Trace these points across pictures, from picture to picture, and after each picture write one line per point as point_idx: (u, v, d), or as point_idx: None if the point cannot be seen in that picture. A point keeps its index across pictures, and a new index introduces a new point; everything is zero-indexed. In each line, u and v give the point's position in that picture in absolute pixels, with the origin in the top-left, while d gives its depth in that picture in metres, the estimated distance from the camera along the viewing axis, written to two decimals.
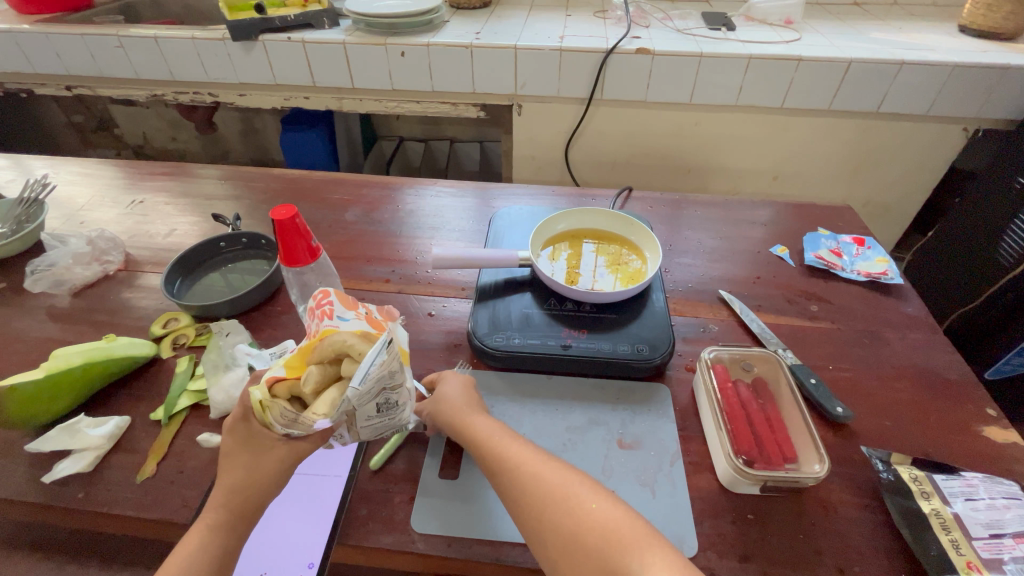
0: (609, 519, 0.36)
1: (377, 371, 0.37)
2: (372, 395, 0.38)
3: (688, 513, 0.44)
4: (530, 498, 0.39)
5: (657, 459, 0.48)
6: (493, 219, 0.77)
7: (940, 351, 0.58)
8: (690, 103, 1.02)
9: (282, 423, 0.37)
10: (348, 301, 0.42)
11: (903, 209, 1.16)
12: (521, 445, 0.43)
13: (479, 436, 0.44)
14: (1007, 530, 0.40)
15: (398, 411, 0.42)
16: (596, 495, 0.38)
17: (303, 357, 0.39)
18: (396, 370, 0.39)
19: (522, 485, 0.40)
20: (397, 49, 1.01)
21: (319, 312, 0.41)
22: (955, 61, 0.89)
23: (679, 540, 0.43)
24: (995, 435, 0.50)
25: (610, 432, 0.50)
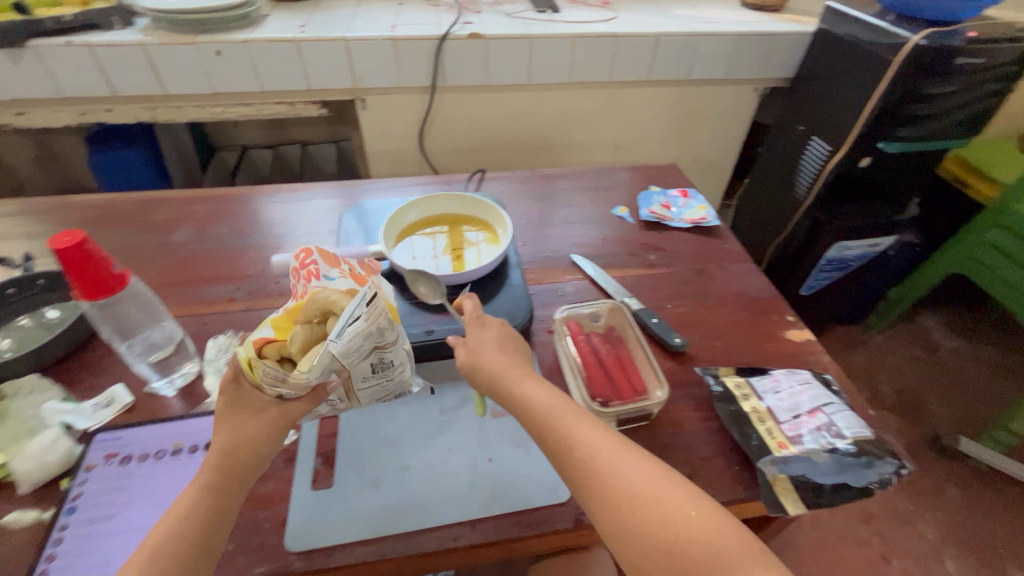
0: (708, 530, 0.35)
1: (360, 324, 0.38)
2: (360, 350, 0.39)
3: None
4: (616, 500, 0.37)
5: None
6: (346, 218, 0.74)
7: (752, 276, 0.69)
8: (529, 84, 1.06)
9: (268, 381, 0.38)
10: (330, 257, 0.43)
11: (724, 163, 1.34)
12: (593, 426, 0.41)
13: (553, 418, 0.41)
14: (803, 409, 0.49)
15: (390, 369, 0.43)
16: (693, 500, 0.37)
17: (292, 317, 0.39)
18: (380, 328, 0.40)
19: (602, 481, 0.38)
20: (210, 48, 0.91)
21: (305, 271, 0.42)
22: (738, 31, 1.04)
23: (555, 487, 0.46)
24: (795, 336, 0.60)
25: (482, 405, 0.52)
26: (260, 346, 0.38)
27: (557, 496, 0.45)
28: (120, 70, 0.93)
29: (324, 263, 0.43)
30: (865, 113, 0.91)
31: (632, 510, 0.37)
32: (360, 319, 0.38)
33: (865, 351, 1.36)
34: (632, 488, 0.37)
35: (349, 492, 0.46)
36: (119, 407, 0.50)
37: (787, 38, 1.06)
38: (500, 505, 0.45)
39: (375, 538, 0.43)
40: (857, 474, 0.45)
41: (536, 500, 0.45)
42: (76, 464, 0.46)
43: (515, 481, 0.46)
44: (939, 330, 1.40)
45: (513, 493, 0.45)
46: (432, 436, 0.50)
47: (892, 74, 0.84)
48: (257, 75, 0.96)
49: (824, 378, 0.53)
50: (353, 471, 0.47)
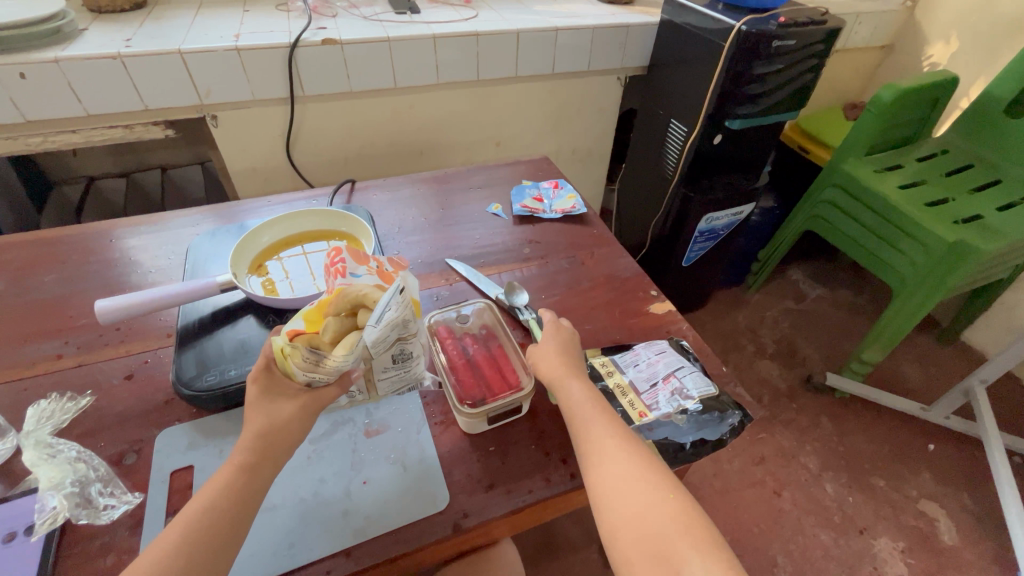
0: (676, 518, 0.39)
1: (392, 315, 0.41)
2: (387, 341, 0.43)
3: (438, 469, 0.47)
4: (612, 477, 0.42)
5: (404, 432, 0.50)
6: (197, 248, 0.68)
7: (620, 257, 0.73)
8: (397, 87, 1.04)
9: (301, 369, 0.41)
10: (358, 255, 0.45)
11: (602, 150, 1.40)
12: (605, 413, 0.46)
13: (572, 406, 0.47)
14: (660, 377, 0.52)
15: (409, 361, 0.47)
16: (673, 489, 0.41)
17: (322, 310, 0.42)
18: (408, 320, 0.43)
19: (606, 461, 0.43)
20: (11, 70, 0.79)
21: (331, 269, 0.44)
22: (592, 25, 1.09)
23: (433, 497, 0.45)
24: (658, 309, 0.64)
25: (356, 426, 0.51)
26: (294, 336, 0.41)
27: (435, 505, 0.45)
28: None
29: (352, 261, 0.44)
30: (709, 93, 0.99)
31: (627, 487, 0.41)
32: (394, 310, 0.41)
33: (746, 309, 1.50)
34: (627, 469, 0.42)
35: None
36: None
37: (638, 29, 1.13)
38: (376, 528, 0.43)
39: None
40: (713, 428, 0.49)
41: (413, 514, 0.44)
42: None
43: (391, 500, 0.45)
44: (804, 282, 1.58)
45: (389, 513, 0.44)
46: (301, 469, 0.47)
47: (726, 55, 0.93)
48: (78, 98, 0.85)
49: (679, 346, 0.57)
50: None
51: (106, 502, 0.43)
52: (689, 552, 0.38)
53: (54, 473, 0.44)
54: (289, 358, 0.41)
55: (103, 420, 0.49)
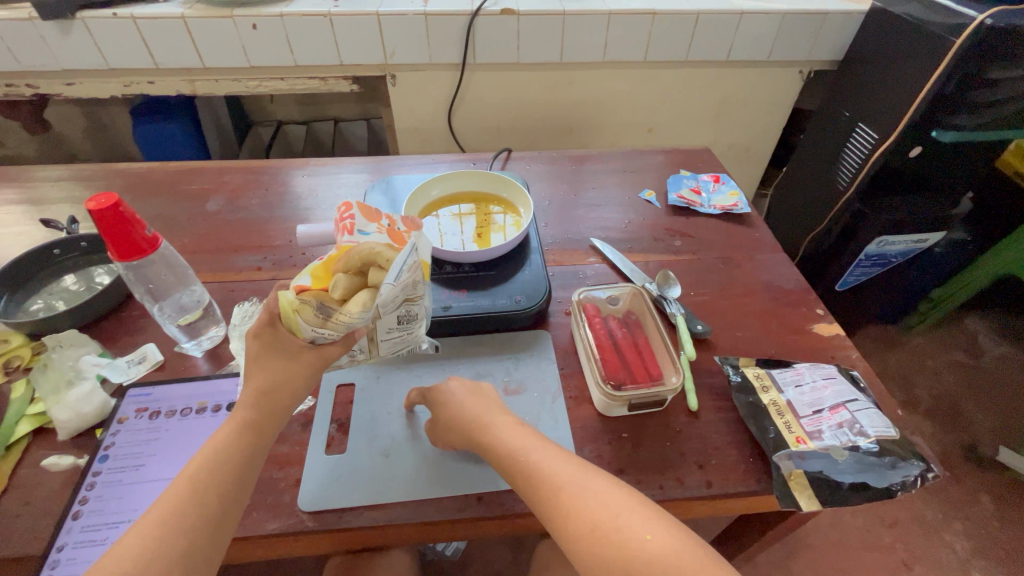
0: (666, 550, 0.35)
1: (406, 275, 0.39)
2: (397, 302, 0.40)
3: (569, 441, 0.48)
4: (591, 527, 0.37)
5: (539, 399, 0.51)
6: (369, 192, 0.75)
7: (782, 267, 0.66)
8: (562, 62, 1.04)
9: (310, 325, 0.39)
10: (371, 211, 0.43)
11: (761, 149, 1.28)
12: (556, 457, 0.42)
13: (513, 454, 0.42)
14: (825, 405, 0.47)
15: (413, 323, 0.44)
16: (648, 525, 0.36)
17: (329, 266, 0.40)
18: (416, 281, 0.41)
19: (574, 510, 0.38)
20: (246, 22, 0.93)
21: (341, 225, 0.42)
22: (784, 9, 0.98)
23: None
24: (823, 330, 0.58)
25: (495, 382, 0.53)
26: (302, 292, 0.39)
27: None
28: (162, 43, 0.95)
29: (362, 218, 0.42)
30: (918, 99, 0.85)
31: (599, 532, 0.37)
32: (405, 271, 0.38)
33: (902, 352, 1.29)
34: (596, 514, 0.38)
35: (361, 458, 0.47)
36: (151, 365, 0.53)
37: (838, 17, 1.00)
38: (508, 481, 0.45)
39: (387, 503, 0.44)
40: (879, 473, 0.43)
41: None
42: (110, 416, 0.49)
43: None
44: (985, 334, 1.33)
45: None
46: None
47: (953, 55, 0.78)
48: (291, 50, 0.97)
49: (850, 374, 0.51)
50: (368, 438, 0.48)
51: None
52: None
53: None
54: (297, 315, 0.39)
55: None
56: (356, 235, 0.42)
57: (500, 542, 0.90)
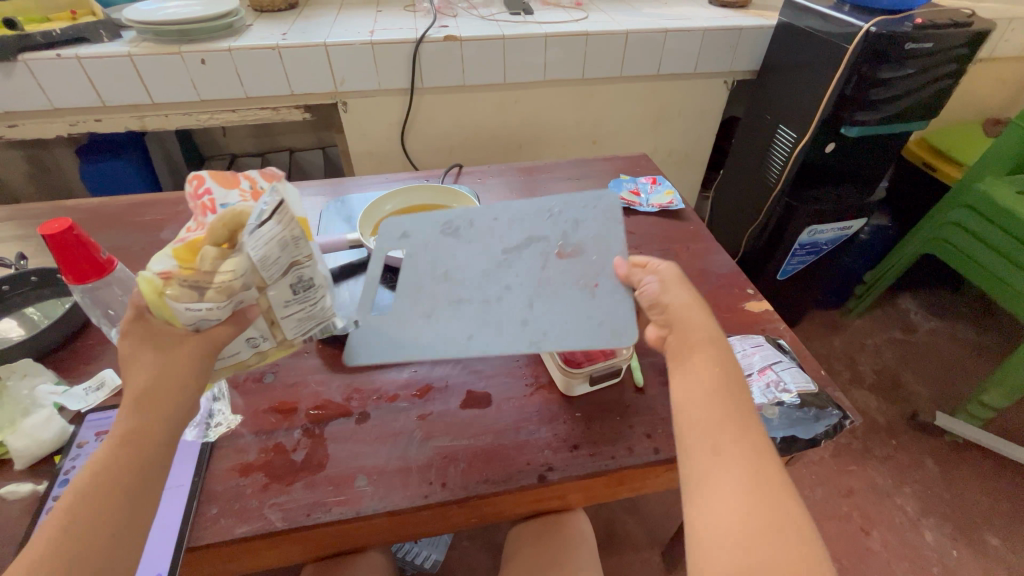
0: (727, 443, 0.39)
1: (274, 230, 0.38)
2: (278, 263, 0.39)
3: (628, 314, 0.45)
4: (706, 395, 0.42)
5: (597, 260, 0.50)
6: (324, 212, 0.77)
7: (715, 254, 0.72)
8: (506, 82, 1.10)
9: (181, 303, 0.37)
10: (225, 181, 0.41)
11: (699, 155, 1.38)
12: (748, 434, 0.39)
13: (718, 402, 0.41)
14: (754, 368, 0.52)
15: (312, 291, 0.43)
16: (734, 425, 0.40)
17: (192, 245, 0.37)
18: (292, 238, 0.40)
19: (700, 379, 0.43)
20: (195, 57, 0.95)
21: (200, 204, 0.40)
22: (703, 27, 1.08)
23: (618, 334, 0.44)
24: (754, 307, 0.64)
25: (549, 246, 0.51)
26: (167, 274, 0.37)
27: (623, 342, 0.43)
28: (107, 80, 0.96)
29: (219, 190, 0.41)
30: (826, 99, 0.94)
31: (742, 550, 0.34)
32: (267, 221, 0.38)
33: (845, 334, 1.39)
34: (747, 530, 0.35)
35: (392, 333, 0.47)
36: (110, 390, 0.53)
37: (751, 32, 1.11)
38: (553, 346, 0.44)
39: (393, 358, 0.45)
40: (806, 426, 0.48)
41: (600, 342, 0.43)
42: (68, 442, 0.49)
43: (584, 320, 0.45)
44: (917, 311, 1.44)
45: (572, 332, 0.45)
46: (493, 273, 0.50)
47: (849, 59, 0.87)
48: (242, 82, 1.00)
49: (776, 342, 0.56)
50: (405, 308, 0.48)
51: (217, 421, 0.50)
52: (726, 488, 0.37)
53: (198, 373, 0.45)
54: (165, 298, 0.37)
55: None
56: (218, 209, 0.40)
57: (480, 548, 0.91)
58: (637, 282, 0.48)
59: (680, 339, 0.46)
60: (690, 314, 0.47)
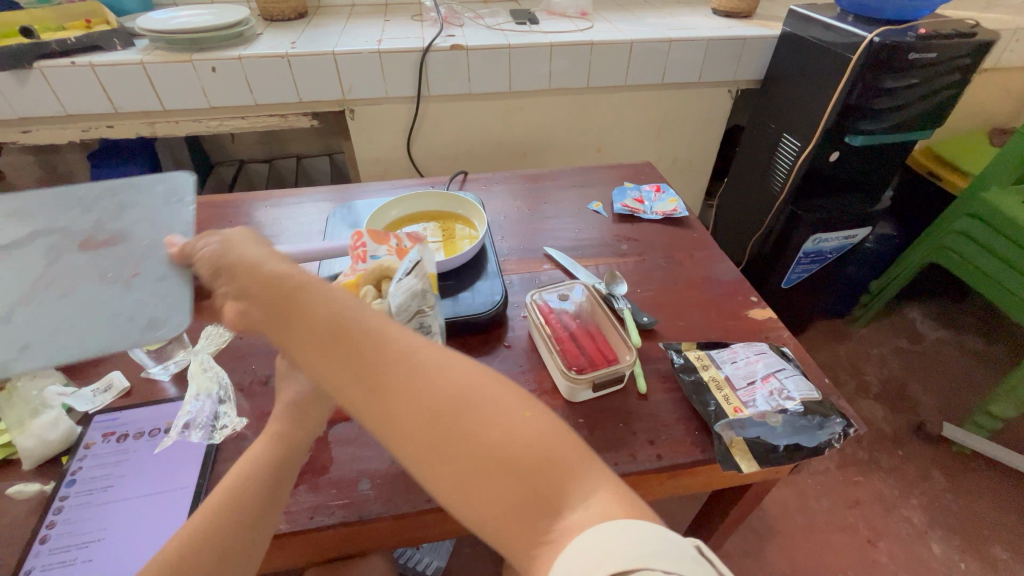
0: (441, 389, 0.34)
1: (411, 283, 0.46)
2: (408, 311, 0.46)
3: (177, 298, 0.43)
4: (379, 351, 0.35)
5: (48, 291, 0.43)
6: (331, 218, 0.78)
7: (719, 261, 0.72)
8: (511, 91, 1.11)
9: None
10: (379, 237, 0.53)
11: (703, 163, 1.38)
12: (415, 359, 0.35)
13: (370, 344, 0.36)
14: (758, 376, 0.52)
15: (430, 337, 0.48)
16: (434, 364, 0.35)
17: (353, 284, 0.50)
18: (424, 291, 0.46)
19: (364, 335, 0.36)
20: (206, 65, 0.96)
21: (356, 253, 0.53)
22: (707, 37, 1.09)
23: (160, 323, 0.41)
24: (758, 315, 0.64)
25: (72, 260, 0.46)
26: None
27: (158, 334, 0.40)
28: (120, 87, 0.98)
29: (373, 244, 0.53)
30: (830, 108, 0.94)
31: (494, 479, 0.32)
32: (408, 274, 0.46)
33: (850, 343, 1.38)
34: (483, 460, 0.32)
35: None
36: (118, 392, 0.53)
37: (755, 42, 1.11)
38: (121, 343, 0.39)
39: (87, 351, 0.39)
40: (810, 435, 0.48)
41: (180, 320, 0.41)
42: (76, 443, 0.49)
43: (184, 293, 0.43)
44: (923, 321, 1.43)
45: (86, 336, 0.40)
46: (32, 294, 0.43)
47: (853, 68, 0.87)
48: (251, 90, 1.01)
49: (780, 350, 0.56)
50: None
51: (223, 422, 0.50)
52: (460, 440, 0.33)
53: (200, 384, 0.51)
54: None
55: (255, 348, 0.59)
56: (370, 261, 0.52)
57: (481, 555, 0.91)
58: (191, 253, 0.43)
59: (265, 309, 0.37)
60: (244, 269, 0.39)
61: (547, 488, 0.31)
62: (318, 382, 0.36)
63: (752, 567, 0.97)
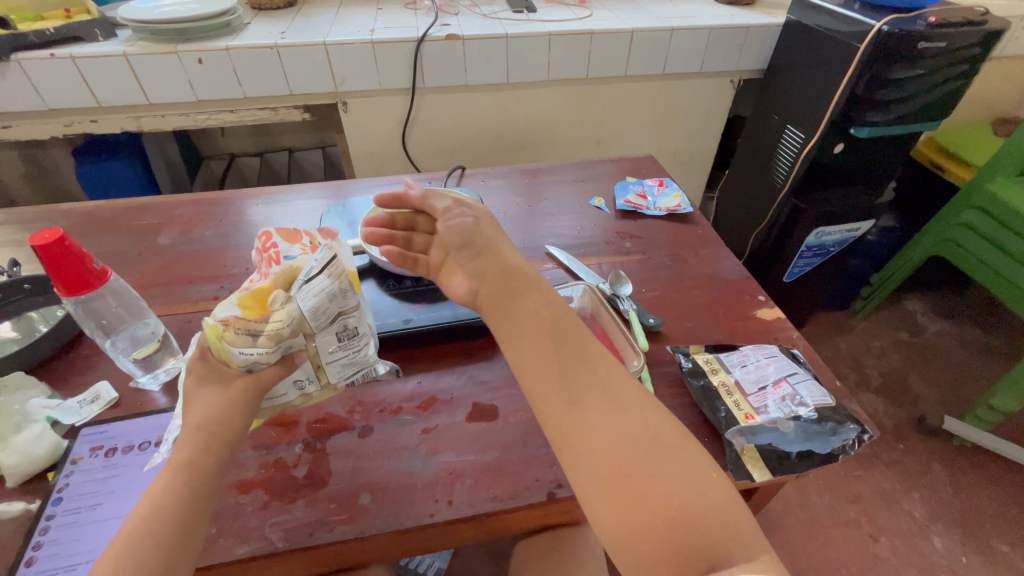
0: (648, 422, 0.37)
1: (325, 284, 0.40)
2: (326, 312, 0.42)
3: None
4: (592, 368, 0.40)
5: None
6: (325, 215, 0.76)
7: (724, 259, 0.70)
8: (509, 82, 1.08)
9: (238, 347, 0.40)
10: (291, 234, 0.43)
11: (703, 155, 1.36)
12: (620, 395, 0.39)
13: (580, 369, 0.40)
14: (769, 381, 0.51)
15: (356, 340, 0.45)
16: (637, 397, 0.39)
17: (255, 294, 0.40)
18: (341, 292, 0.42)
19: (582, 352, 0.41)
20: (192, 57, 0.93)
21: (265, 256, 0.42)
22: (710, 25, 1.06)
23: None
24: (765, 314, 0.62)
25: None
26: (227, 320, 0.39)
27: None
28: (102, 79, 0.94)
29: (284, 242, 0.42)
30: (835, 99, 0.92)
31: (643, 508, 0.34)
32: (319, 275, 0.40)
33: (851, 335, 1.37)
34: (652, 502, 0.34)
35: None
36: (105, 403, 0.51)
37: (759, 30, 1.09)
38: None
39: None
40: (823, 440, 0.47)
41: None
42: (62, 458, 0.47)
43: None
44: (923, 313, 1.42)
45: None
46: None
47: (860, 58, 0.85)
48: (240, 82, 0.98)
49: (790, 352, 0.55)
50: None
51: None
52: (644, 472, 0.35)
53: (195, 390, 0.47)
54: (226, 341, 0.40)
55: None
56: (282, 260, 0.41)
57: (482, 555, 0.90)
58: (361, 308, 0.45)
59: (504, 300, 0.45)
60: (489, 258, 0.48)
61: (708, 543, 0.33)
62: (521, 376, 0.41)
63: None
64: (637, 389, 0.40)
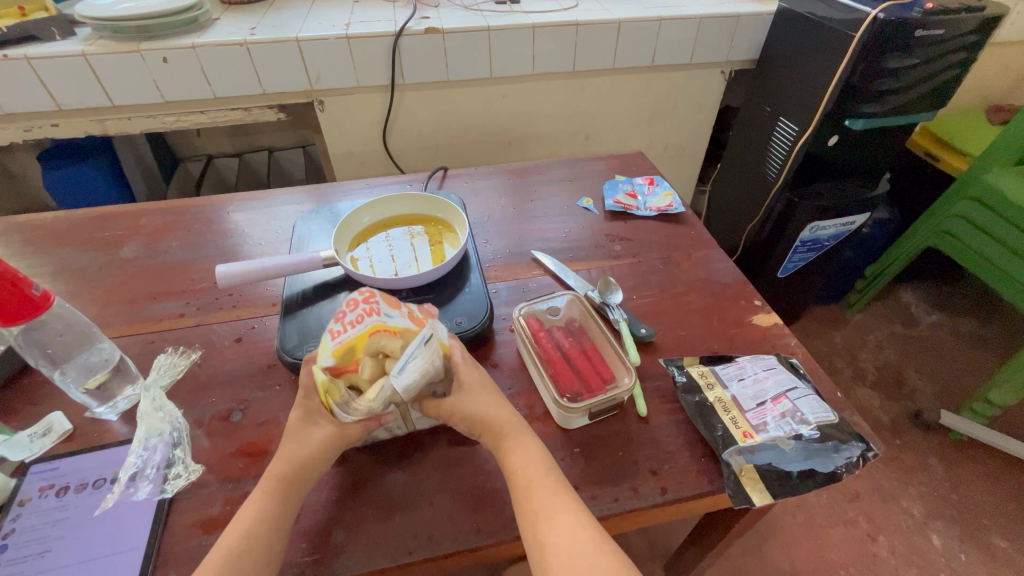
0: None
1: (416, 365, 0.40)
2: (416, 386, 0.42)
3: None
4: (550, 516, 0.38)
5: None
6: (298, 223, 0.72)
7: (719, 261, 0.67)
8: (492, 77, 1.04)
9: (337, 408, 0.42)
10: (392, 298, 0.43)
11: (694, 148, 1.33)
12: (578, 546, 0.37)
13: (541, 501, 0.39)
14: (767, 396, 0.48)
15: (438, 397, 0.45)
16: (593, 546, 0.37)
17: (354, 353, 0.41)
18: (436, 365, 0.43)
19: (544, 498, 0.39)
20: (156, 56, 0.88)
21: (363, 309, 0.41)
22: (700, 14, 1.02)
23: None
24: (763, 321, 0.59)
25: None
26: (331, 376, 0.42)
27: None
28: (61, 81, 0.89)
29: (385, 304, 0.42)
30: (829, 91, 0.89)
31: None
32: (414, 360, 0.40)
33: (846, 329, 1.35)
34: None
35: None
36: (59, 436, 0.48)
37: (750, 19, 1.05)
38: None
39: None
40: (824, 458, 0.44)
41: None
42: (9, 499, 0.44)
43: None
44: (918, 305, 1.40)
45: None
46: None
47: (855, 48, 0.82)
48: (208, 82, 0.93)
49: (788, 363, 0.52)
50: None
51: (176, 472, 0.45)
52: None
53: (149, 426, 0.47)
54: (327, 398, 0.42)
55: (215, 377, 0.53)
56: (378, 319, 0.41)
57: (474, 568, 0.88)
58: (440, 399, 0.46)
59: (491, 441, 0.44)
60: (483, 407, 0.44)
61: None
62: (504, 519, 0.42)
63: (752, 567, 0.95)
64: (598, 523, 0.39)
